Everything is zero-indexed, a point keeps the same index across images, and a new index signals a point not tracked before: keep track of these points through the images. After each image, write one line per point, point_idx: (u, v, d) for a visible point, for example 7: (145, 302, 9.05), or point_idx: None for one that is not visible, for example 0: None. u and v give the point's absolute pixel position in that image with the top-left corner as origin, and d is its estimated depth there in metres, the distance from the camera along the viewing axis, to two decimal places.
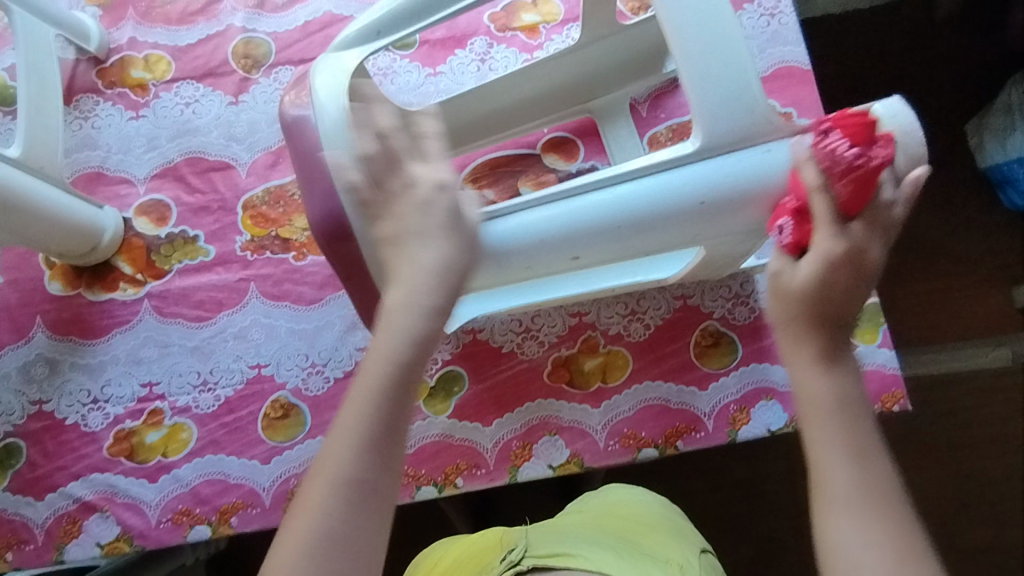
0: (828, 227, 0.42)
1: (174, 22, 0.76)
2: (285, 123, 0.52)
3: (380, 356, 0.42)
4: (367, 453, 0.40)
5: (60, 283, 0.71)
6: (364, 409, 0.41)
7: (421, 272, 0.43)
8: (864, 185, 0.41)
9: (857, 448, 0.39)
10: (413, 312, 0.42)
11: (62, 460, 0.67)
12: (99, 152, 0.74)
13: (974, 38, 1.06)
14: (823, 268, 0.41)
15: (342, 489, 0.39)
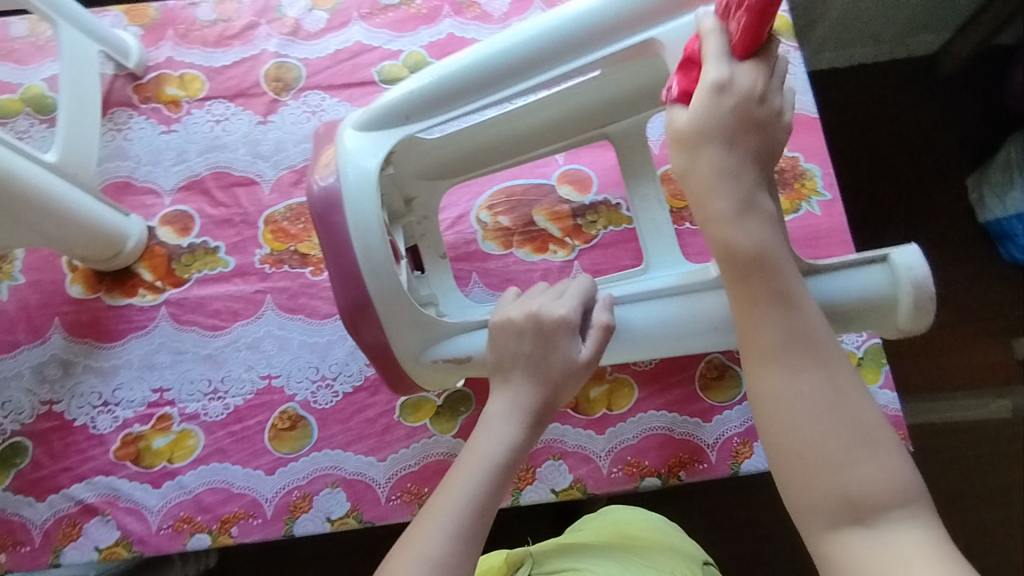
0: (712, 63, 0.44)
1: (211, 44, 0.80)
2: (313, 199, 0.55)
3: (479, 454, 0.50)
4: (458, 538, 0.46)
5: (80, 286, 0.73)
6: (460, 495, 0.48)
7: (522, 396, 0.52)
8: (753, 32, 0.43)
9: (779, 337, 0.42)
10: (512, 423, 0.51)
11: (67, 462, 0.67)
12: (129, 163, 0.77)
13: (974, 98, 1.10)
14: (709, 105, 0.43)
15: (427, 567, 0.44)
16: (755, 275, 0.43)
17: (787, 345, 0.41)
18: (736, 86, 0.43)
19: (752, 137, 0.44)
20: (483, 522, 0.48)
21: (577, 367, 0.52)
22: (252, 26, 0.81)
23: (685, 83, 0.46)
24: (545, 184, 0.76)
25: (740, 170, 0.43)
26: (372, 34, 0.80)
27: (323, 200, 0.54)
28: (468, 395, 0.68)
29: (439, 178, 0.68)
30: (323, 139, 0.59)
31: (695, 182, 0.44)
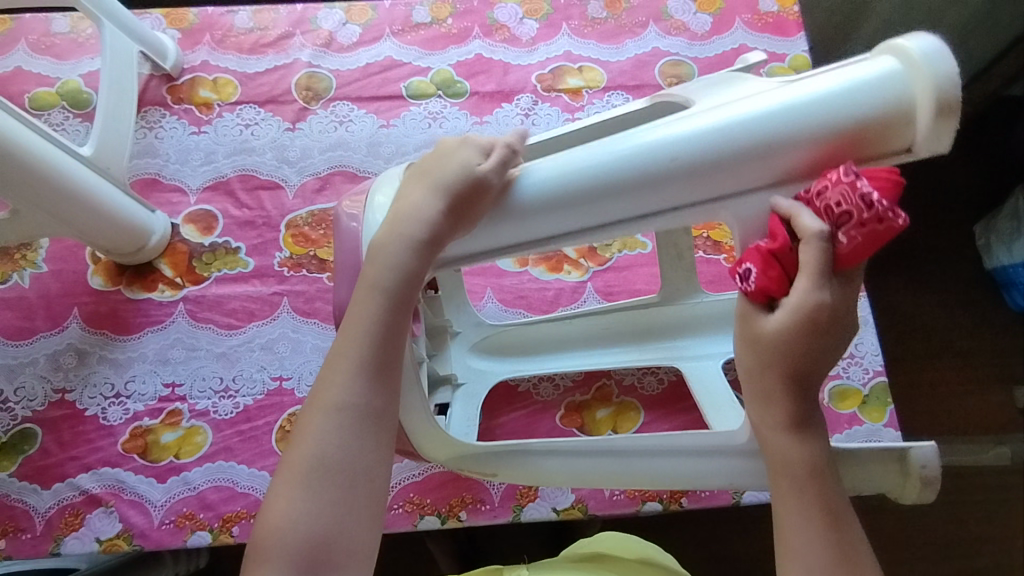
0: (807, 278, 0.40)
1: (245, 51, 0.82)
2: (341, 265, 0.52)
3: (369, 282, 0.46)
4: (361, 374, 0.45)
5: (101, 278, 0.74)
6: (360, 328, 0.46)
7: (412, 213, 0.46)
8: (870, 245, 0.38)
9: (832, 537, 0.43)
10: (403, 244, 0.46)
11: (74, 451, 0.67)
12: (158, 160, 0.79)
13: (982, 146, 1.12)
14: (796, 326, 0.41)
15: (334, 413, 0.45)
16: (807, 484, 0.45)
17: (831, 555, 0.43)
18: (829, 304, 0.40)
19: (826, 356, 0.43)
20: (391, 354, 0.46)
21: (472, 187, 0.45)
22: (288, 36, 0.83)
23: (764, 278, 0.41)
24: None
25: (801, 387, 0.44)
26: (403, 51, 0.83)
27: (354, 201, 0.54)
28: None
29: None
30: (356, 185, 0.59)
31: (757, 390, 0.45)
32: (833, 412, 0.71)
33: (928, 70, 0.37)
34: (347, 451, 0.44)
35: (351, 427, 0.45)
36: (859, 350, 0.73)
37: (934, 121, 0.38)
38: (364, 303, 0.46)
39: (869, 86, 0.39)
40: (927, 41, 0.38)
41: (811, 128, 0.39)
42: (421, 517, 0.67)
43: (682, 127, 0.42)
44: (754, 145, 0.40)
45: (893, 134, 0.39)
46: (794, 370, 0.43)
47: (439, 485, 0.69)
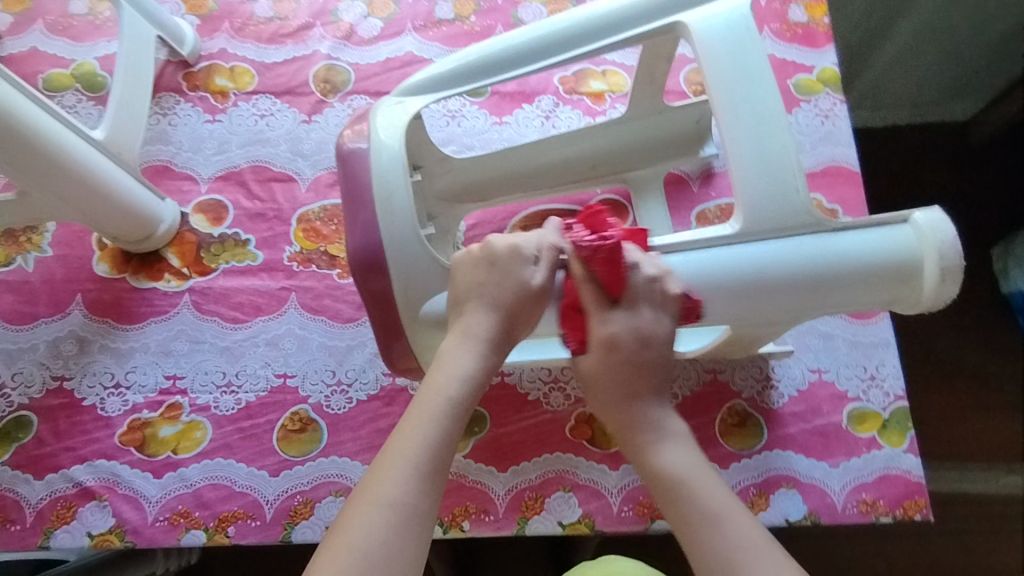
0: (596, 316, 0.50)
1: (264, 40, 0.81)
2: (340, 155, 0.54)
3: (436, 388, 0.47)
4: (417, 476, 0.43)
5: (107, 265, 0.72)
6: (423, 432, 0.45)
7: (476, 332, 0.49)
8: (614, 264, 0.48)
9: (702, 522, 0.45)
10: (471, 355, 0.49)
11: (70, 441, 0.66)
12: (170, 148, 0.77)
13: (1007, 169, 1.10)
14: (603, 353, 0.49)
15: (388, 511, 0.42)
16: (669, 491, 0.46)
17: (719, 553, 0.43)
18: (639, 331, 0.49)
19: (660, 377, 0.50)
20: (446, 460, 0.45)
21: (532, 296, 0.49)
22: (308, 27, 0.82)
23: (569, 327, 0.51)
24: (580, 210, 0.76)
25: (635, 399, 0.50)
26: (424, 46, 0.81)
27: (349, 158, 0.53)
28: (483, 416, 0.69)
29: (461, 204, 0.71)
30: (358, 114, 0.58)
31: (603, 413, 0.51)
32: (851, 435, 0.69)
33: (938, 247, 0.46)
34: (395, 553, 0.41)
35: (398, 524, 0.42)
36: (880, 372, 0.71)
37: (936, 292, 0.47)
38: (426, 409, 0.46)
39: (891, 250, 0.47)
40: (937, 216, 0.47)
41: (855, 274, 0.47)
42: None
43: (738, 258, 0.48)
44: (798, 282, 0.47)
45: (901, 284, 0.48)
46: (630, 388, 0.50)
47: (442, 493, 0.67)
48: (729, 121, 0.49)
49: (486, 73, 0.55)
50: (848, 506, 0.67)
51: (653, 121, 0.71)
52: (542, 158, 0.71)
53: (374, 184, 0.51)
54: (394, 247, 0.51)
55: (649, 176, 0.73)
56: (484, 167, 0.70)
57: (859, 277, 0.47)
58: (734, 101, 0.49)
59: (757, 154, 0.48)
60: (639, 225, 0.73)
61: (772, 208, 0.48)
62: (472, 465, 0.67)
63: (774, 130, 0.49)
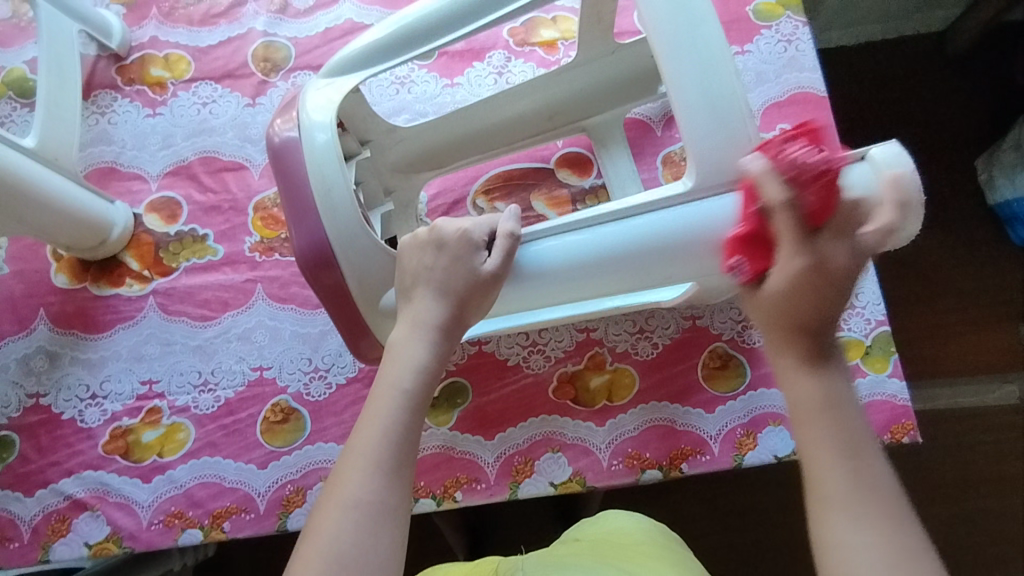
0: (788, 247, 0.42)
1: (196, 23, 0.77)
2: (273, 147, 0.52)
3: (387, 382, 0.47)
4: (379, 471, 0.44)
5: (66, 276, 0.71)
6: (379, 428, 0.45)
7: (422, 320, 0.49)
8: (825, 193, 0.42)
9: (851, 451, 0.40)
10: (416, 346, 0.48)
11: (55, 456, 0.65)
12: (114, 147, 0.74)
13: (984, 76, 1.07)
14: (785, 283, 0.43)
15: (352, 510, 0.42)
16: (828, 417, 0.42)
17: (860, 496, 0.39)
18: (824, 263, 0.42)
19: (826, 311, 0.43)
20: (408, 450, 0.45)
21: (481, 281, 0.49)
22: (240, 4, 0.78)
23: (754, 264, 0.45)
24: (543, 167, 0.74)
25: (801, 339, 0.44)
26: (363, 11, 0.77)
27: (282, 152, 0.51)
28: (465, 387, 0.69)
29: (416, 173, 0.69)
30: (286, 100, 0.55)
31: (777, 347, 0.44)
32: None
33: (897, 185, 0.45)
34: (366, 550, 0.41)
35: (366, 522, 0.42)
36: (860, 300, 0.70)
37: (897, 229, 0.47)
38: (383, 407, 0.46)
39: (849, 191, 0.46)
40: (893, 152, 0.46)
41: None
42: (417, 500, 0.66)
43: (690, 217, 0.48)
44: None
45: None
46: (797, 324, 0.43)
47: (432, 467, 0.67)
48: (674, 69, 0.46)
49: (416, 43, 0.52)
50: None
51: (605, 63, 0.68)
52: (497, 115, 0.69)
53: (312, 180, 0.50)
54: (342, 242, 0.50)
55: (609, 122, 0.70)
56: (436, 132, 0.68)
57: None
58: (677, 46, 0.46)
59: (704, 103, 0.46)
60: (605, 175, 0.71)
61: (722, 157, 0.46)
62: (458, 436, 0.67)
63: (720, 75, 0.46)
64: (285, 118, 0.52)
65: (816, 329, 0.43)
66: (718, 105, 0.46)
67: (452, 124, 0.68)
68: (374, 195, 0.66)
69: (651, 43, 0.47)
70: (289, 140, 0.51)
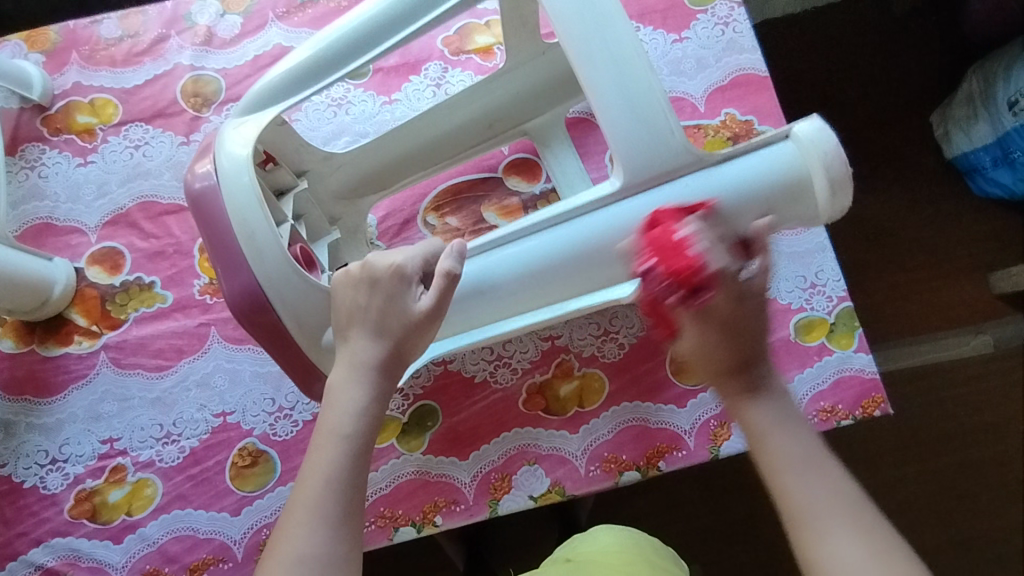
0: (693, 273, 0.41)
1: (119, 64, 0.75)
2: (190, 195, 0.49)
3: (327, 430, 0.47)
4: (325, 521, 0.44)
5: (11, 340, 0.68)
6: (321, 481, 0.45)
7: (357, 363, 0.47)
8: (670, 250, 0.42)
9: (811, 463, 0.41)
10: (354, 389, 0.47)
11: (21, 526, 0.63)
12: (48, 202, 0.72)
13: (929, 31, 1.07)
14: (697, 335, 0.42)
15: (296, 566, 0.42)
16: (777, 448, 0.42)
17: (836, 512, 0.40)
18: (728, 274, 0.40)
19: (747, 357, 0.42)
20: (355, 496, 0.46)
21: (415, 320, 0.46)
22: (163, 40, 0.75)
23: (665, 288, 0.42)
24: (491, 176, 0.73)
25: (746, 370, 0.43)
26: (291, 35, 0.75)
27: (201, 200, 0.48)
28: (434, 409, 0.67)
29: (361, 198, 0.68)
30: (203, 146, 0.53)
31: (699, 392, 0.46)
32: (800, 347, 0.69)
33: (823, 161, 0.45)
34: None
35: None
36: (819, 278, 0.70)
37: (829, 205, 0.46)
38: (324, 455, 0.46)
39: (777, 170, 0.45)
40: (819, 126, 0.45)
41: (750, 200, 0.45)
42: (396, 529, 0.64)
43: (622, 216, 0.46)
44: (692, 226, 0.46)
45: (796, 200, 0.46)
46: (728, 363, 0.42)
47: (408, 493, 0.65)
48: (588, 71, 0.44)
49: (329, 69, 0.51)
50: (809, 417, 0.68)
51: (536, 64, 0.66)
52: (435, 128, 0.67)
53: (237, 230, 0.47)
54: (276, 289, 0.48)
55: (548, 123, 0.70)
56: (373, 157, 0.66)
57: (750, 207, 0.46)
58: (589, 49, 0.44)
59: (625, 103, 0.44)
60: (552, 177, 0.70)
61: (645, 152, 0.44)
62: (432, 459, 0.66)
63: (640, 71, 0.44)
64: (202, 165, 0.49)
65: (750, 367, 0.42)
66: (638, 101, 0.44)
67: (387, 142, 0.66)
68: (318, 226, 0.64)
69: (563, 49, 0.45)
70: (206, 186, 0.48)
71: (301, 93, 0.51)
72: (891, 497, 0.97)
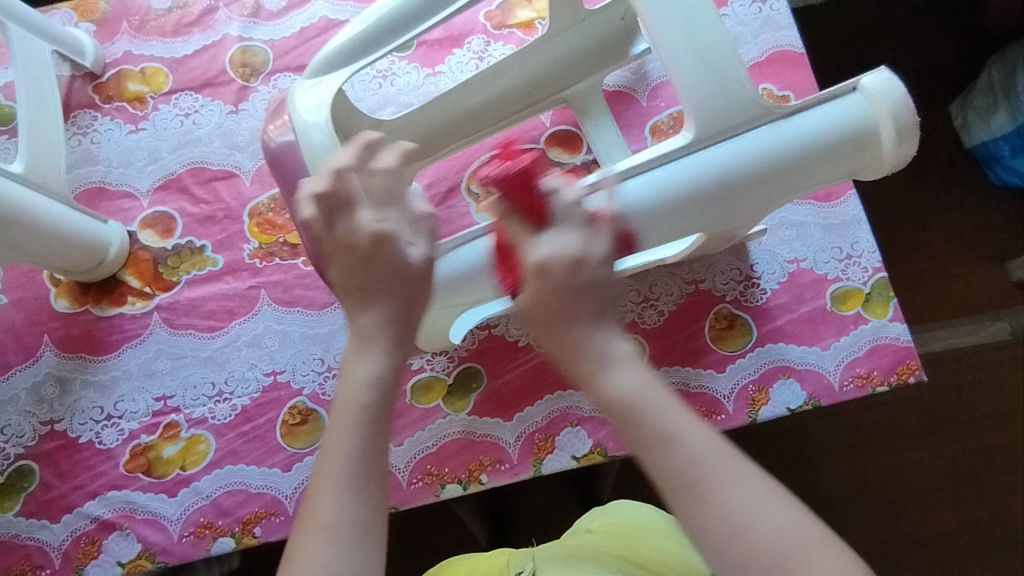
0: (528, 238, 0.44)
1: (169, 34, 0.76)
2: (269, 152, 0.51)
3: (345, 399, 0.44)
4: (350, 493, 0.41)
5: (66, 300, 0.70)
6: (345, 450, 0.42)
7: (376, 326, 0.45)
8: (522, 184, 0.43)
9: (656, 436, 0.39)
10: (373, 357, 0.45)
11: (77, 480, 0.65)
12: (101, 167, 0.73)
13: (953, 18, 1.08)
14: (534, 283, 0.42)
15: (330, 536, 0.40)
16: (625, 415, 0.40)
17: (676, 489, 0.38)
18: (553, 263, 0.42)
19: (603, 310, 0.43)
20: (377, 467, 0.43)
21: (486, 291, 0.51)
22: (211, 11, 0.77)
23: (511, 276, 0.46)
24: (533, 147, 0.74)
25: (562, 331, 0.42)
26: (336, 8, 0.76)
27: (280, 155, 0.50)
28: (478, 371, 0.69)
29: (409, 163, 0.69)
30: (273, 105, 0.54)
31: (552, 350, 0.43)
32: (837, 316, 0.70)
33: (891, 109, 0.44)
34: None
35: (348, 542, 0.40)
36: (856, 249, 0.71)
37: (894, 155, 0.45)
38: (343, 424, 0.43)
39: (844, 120, 0.45)
40: (885, 78, 0.45)
41: (816, 148, 0.45)
42: (443, 486, 0.66)
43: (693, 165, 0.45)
44: (757, 181, 0.45)
45: (862, 150, 0.45)
46: (560, 318, 0.42)
47: (454, 453, 0.67)
48: (658, 27, 0.45)
49: (394, 33, 0.51)
50: (845, 383, 0.69)
51: (575, 32, 0.69)
52: (480, 95, 0.69)
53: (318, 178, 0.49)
54: None
55: (587, 91, 0.72)
56: (421, 123, 0.68)
57: (815, 159, 0.45)
58: (661, 7, 0.45)
59: (697, 57, 0.44)
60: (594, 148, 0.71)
61: (716, 104, 0.45)
62: (478, 420, 0.67)
63: (711, 28, 0.45)
64: (277, 123, 0.51)
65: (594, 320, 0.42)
66: (710, 56, 0.45)
67: (440, 105, 0.67)
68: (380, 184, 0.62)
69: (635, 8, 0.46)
70: (283, 144, 0.50)
71: (369, 53, 0.52)
72: (909, 480, 0.98)
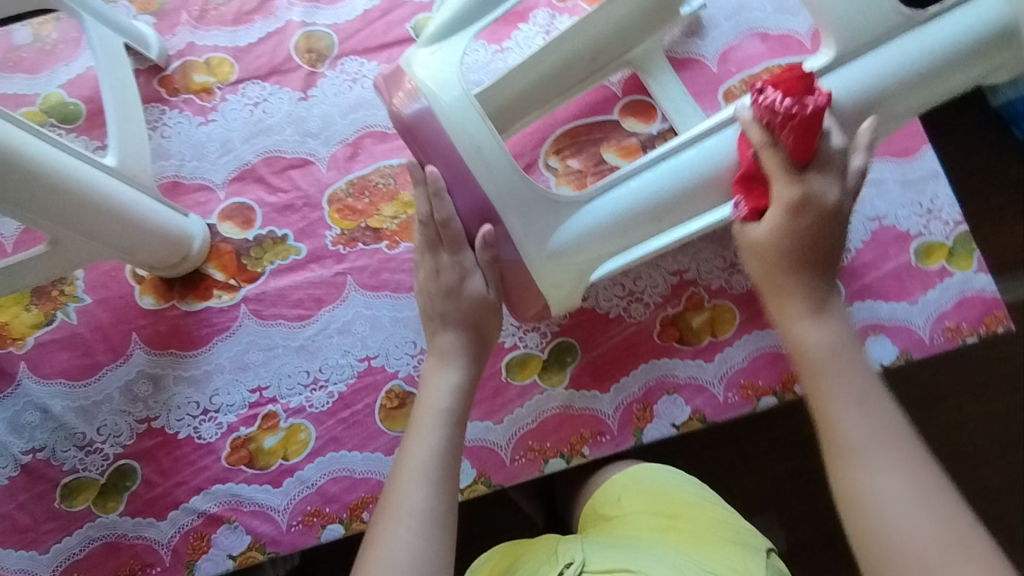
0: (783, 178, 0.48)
1: (231, 23, 0.75)
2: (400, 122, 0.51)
3: (428, 404, 0.54)
4: (432, 481, 0.49)
5: (152, 297, 0.69)
6: (423, 449, 0.51)
7: (449, 351, 0.55)
8: (807, 131, 0.46)
9: (858, 394, 0.46)
10: (452, 368, 0.55)
11: (180, 476, 0.64)
12: (173, 161, 0.72)
13: None
14: (781, 219, 0.48)
15: (411, 517, 0.48)
16: (826, 357, 0.47)
17: (871, 441, 0.44)
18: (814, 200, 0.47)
19: (831, 252, 0.49)
20: (451, 461, 0.51)
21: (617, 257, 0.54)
22: None
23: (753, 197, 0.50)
24: (608, 119, 0.74)
25: (808, 267, 0.48)
26: None
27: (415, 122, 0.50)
28: (572, 345, 0.69)
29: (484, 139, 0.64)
30: (383, 75, 0.53)
31: (773, 287, 0.50)
32: (922, 271, 0.70)
33: None
34: (421, 551, 0.46)
35: (419, 527, 0.47)
36: (934, 203, 0.72)
37: None
38: (425, 426, 0.52)
39: (982, 21, 0.49)
40: None
41: (961, 48, 0.50)
42: (546, 461, 0.66)
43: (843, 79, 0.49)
44: (910, 82, 0.50)
45: (1000, 48, 0.50)
46: (808, 248, 0.48)
47: (555, 427, 0.67)
48: None
49: None
50: (935, 336, 0.69)
51: None
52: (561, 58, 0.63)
53: (461, 143, 0.49)
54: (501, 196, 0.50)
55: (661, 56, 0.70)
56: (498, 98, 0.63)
57: (963, 57, 0.50)
58: None
59: None
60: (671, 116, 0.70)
61: (859, 22, 0.49)
62: (576, 393, 0.67)
63: None
64: (403, 91, 0.51)
65: (815, 266, 0.48)
66: None
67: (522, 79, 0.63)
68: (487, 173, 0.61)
69: None
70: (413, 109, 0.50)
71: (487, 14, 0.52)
72: None
